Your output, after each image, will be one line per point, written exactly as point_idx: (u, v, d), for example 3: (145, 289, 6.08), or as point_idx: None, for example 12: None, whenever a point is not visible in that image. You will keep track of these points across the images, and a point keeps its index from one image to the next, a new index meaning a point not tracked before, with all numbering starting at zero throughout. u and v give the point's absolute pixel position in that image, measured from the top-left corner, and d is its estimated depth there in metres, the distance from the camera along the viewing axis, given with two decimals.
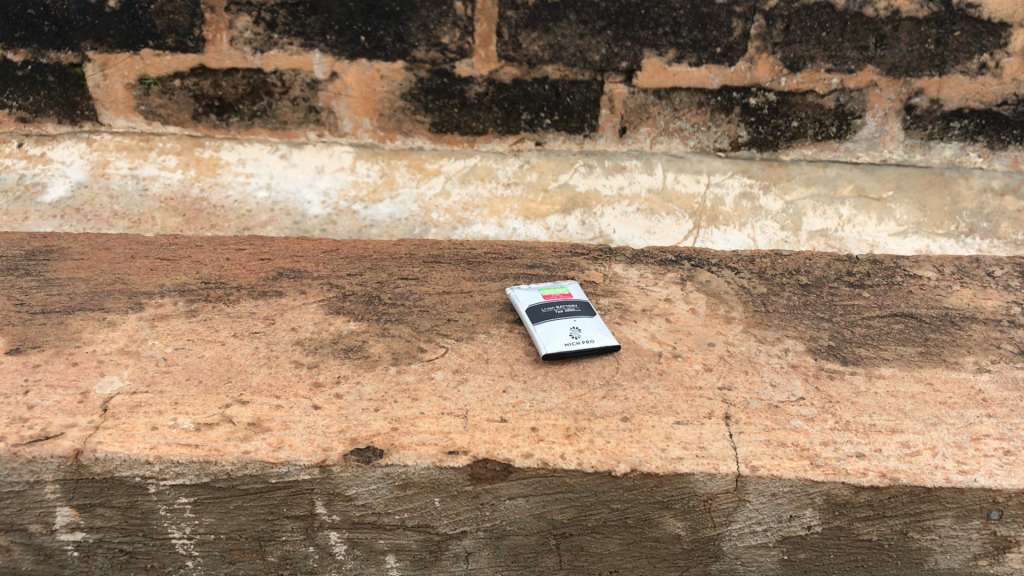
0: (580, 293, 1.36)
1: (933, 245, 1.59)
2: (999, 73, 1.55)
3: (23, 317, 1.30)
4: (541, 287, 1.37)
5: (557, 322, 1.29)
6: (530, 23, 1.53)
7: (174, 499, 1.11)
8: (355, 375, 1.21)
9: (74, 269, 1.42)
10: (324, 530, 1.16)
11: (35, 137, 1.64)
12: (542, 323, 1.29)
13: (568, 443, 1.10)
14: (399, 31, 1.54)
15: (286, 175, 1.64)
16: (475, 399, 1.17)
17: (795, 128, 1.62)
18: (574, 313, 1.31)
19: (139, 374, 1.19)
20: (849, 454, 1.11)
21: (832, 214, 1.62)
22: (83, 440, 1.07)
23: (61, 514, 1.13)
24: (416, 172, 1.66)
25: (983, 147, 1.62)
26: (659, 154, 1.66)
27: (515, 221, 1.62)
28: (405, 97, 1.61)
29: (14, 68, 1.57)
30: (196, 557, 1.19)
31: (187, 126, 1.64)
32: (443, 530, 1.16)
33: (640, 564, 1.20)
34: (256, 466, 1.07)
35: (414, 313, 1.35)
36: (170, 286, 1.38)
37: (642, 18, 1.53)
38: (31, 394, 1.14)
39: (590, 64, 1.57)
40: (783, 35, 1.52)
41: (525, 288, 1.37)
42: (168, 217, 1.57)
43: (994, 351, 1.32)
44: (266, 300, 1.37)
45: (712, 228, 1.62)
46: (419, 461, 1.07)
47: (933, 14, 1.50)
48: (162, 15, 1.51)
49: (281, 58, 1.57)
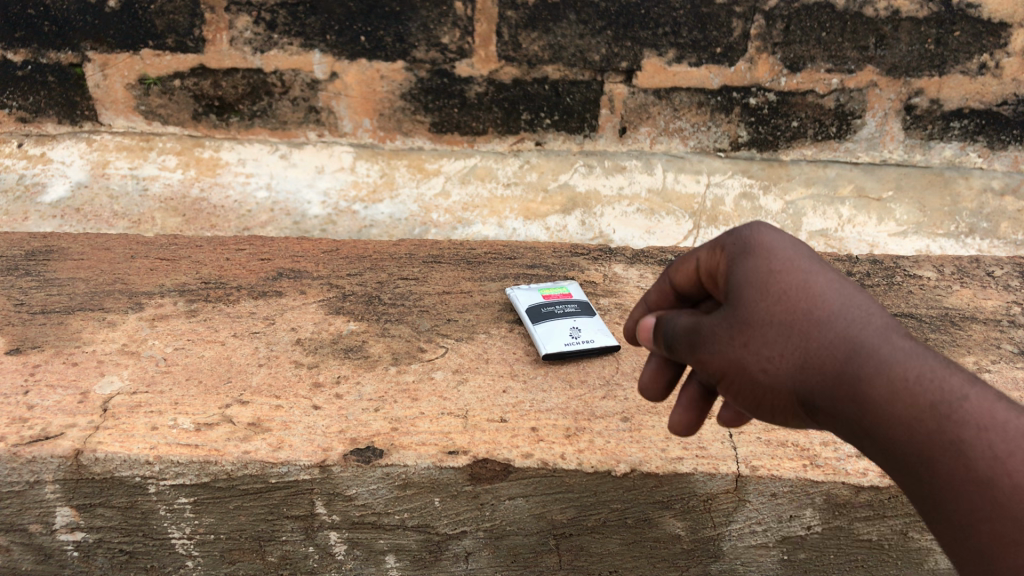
0: (581, 293, 1.36)
1: (933, 245, 1.58)
2: (999, 74, 1.55)
3: (23, 318, 1.30)
4: (541, 287, 1.37)
5: (557, 322, 1.29)
6: (530, 23, 1.52)
7: (174, 499, 1.11)
8: (356, 375, 1.21)
9: (74, 269, 1.42)
10: (324, 530, 1.16)
11: (36, 137, 1.65)
12: (542, 323, 1.29)
13: (568, 442, 1.10)
14: (399, 31, 1.54)
15: (286, 176, 1.64)
16: (476, 399, 1.17)
17: (795, 128, 1.63)
18: (573, 313, 1.31)
19: (139, 374, 1.19)
20: (849, 454, 1.11)
21: (832, 213, 1.61)
22: (83, 440, 1.07)
23: (62, 514, 1.13)
24: (416, 172, 1.66)
25: (983, 147, 1.63)
26: (659, 154, 1.67)
27: (516, 221, 1.62)
28: (405, 97, 1.62)
29: (14, 68, 1.57)
30: (195, 558, 1.20)
31: (187, 126, 1.65)
32: (443, 530, 1.16)
33: (640, 565, 1.20)
34: (256, 466, 1.07)
35: (414, 313, 1.35)
36: (170, 286, 1.38)
37: (642, 18, 1.52)
38: (31, 394, 1.14)
39: (590, 64, 1.57)
40: (783, 35, 1.52)
41: (525, 288, 1.37)
42: (168, 217, 1.57)
43: (994, 351, 1.32)
44: (266, 300, 1.37)
45: (712, 228, 1.61)
46: (419, 461, 1.07)
47: (933, 14, 1.49)
48: (162, 16, 1.51)
49: (281, 58, 1.57)
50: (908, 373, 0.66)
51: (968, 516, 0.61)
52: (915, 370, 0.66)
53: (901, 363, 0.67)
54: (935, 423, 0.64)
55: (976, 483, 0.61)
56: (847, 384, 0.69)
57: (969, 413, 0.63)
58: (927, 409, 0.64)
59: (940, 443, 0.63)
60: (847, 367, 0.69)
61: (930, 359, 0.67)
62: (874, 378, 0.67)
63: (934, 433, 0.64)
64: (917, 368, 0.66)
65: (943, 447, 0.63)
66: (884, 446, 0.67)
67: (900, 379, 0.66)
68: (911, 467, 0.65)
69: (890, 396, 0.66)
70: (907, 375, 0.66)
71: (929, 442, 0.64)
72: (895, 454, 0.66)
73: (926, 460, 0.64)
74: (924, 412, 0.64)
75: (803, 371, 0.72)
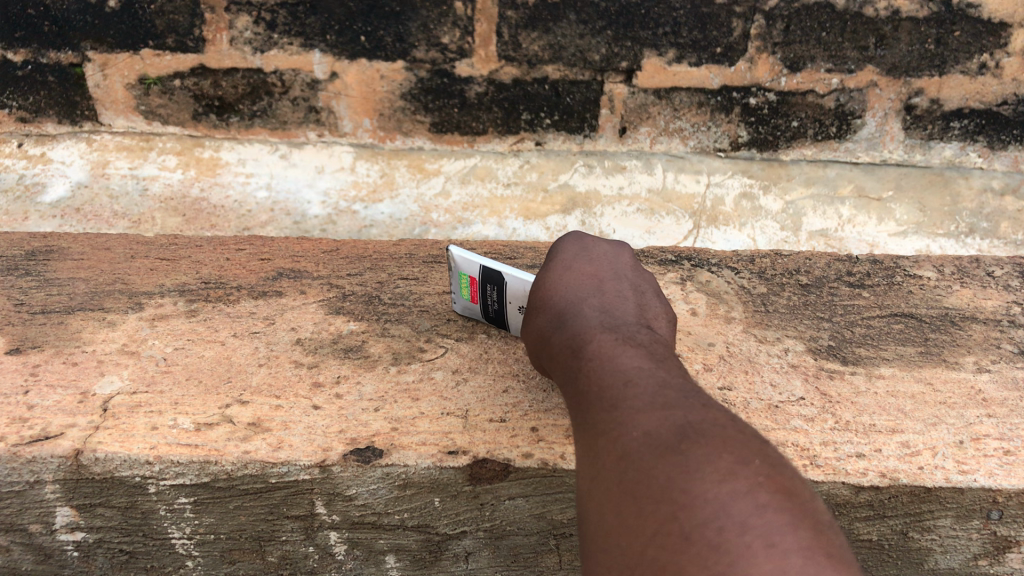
0: (468, 263, 1.24)
1: (932, 245, 1.58)
2: (999, 74, 1.55)
3: (23, 317, 1.29)
4: (461, 294, 1.31)
5: (511, 312, 1.26)
6: (530, 23, 1.52)
7: (174, 499, 1.11)
8: (356, 375, 1.20)
9: (73, 269, 1.41)
10: (324, 531, 1.16)
11: (35, 137, 1.65)
12: (505, 320, 1.28)
13: (568, 442, 1.10)
14: (399, 31, 1.54)
15: (286, 175, 1.64)
16: (476, 399, 1.17)
17: (795, 128, 1.63)
18: (504, 296, 1.25)
19: (139, 374, 1.19)
20: (849, 454, 1.11)
21: (832, 213, 1.62)
22: (83, 440, 1.07)
23: (61, 514, 1.13)
24: (416, 172, 1.67)
25: (983, 147, 1.63)
26: (659, 154, 1.68)
27: (515, 221, 1.62)
28: (405, 97, 1.62)
29: (14, 68, 1.57)
30: (195, 557, 1.21)
31: (187, 126, 1.66)
32: (443, 530, 1.16)
33: None
34: (256, 466, 1.07)
35: (414, 313, 1.35)
36: (170, 286, 1.38)
37: (642, 18, 1.51)
38: (31, 394, 1.14)
39: (590, 64, 1.57)
40: (783, 35, 1.52)
41: (458, 303, 1.33)
42: (168, 217, 1.57)
43: (994, 350, 1.32)
44: (266, 300, 1.37)
45: (712, 228, 1.62)
46: (419, 461, 1.07)
47: (933, 14, 1.49)
48: (162, 15, 1.50)
49: (281, 58, 1.57)
50: (633, 434, 0.74)
51: (628, 567, 0.66)
52: (642, 431, 0.74)
53: (631, 418, 0.76)
54: (642, 472, 0.70)
55: (661, 544, 0.64)
56: (589, 427, 0.80)
57: (667, 471, 0.69)
58: (646, 462, 0.71)
59: (660, 509, 0.66)
60: (588, 402, 0.83)
61: (653, 408, 0.76)
62: (611, 427, 0.77)
63: (644, 483, 0.69)
64: (643, 427, 0.74)
65: (644, 505, 0.68)
66: (599, 497, 0.73)
67: (627, 436, 0.74)
68: (603, 529, 0.70)
69: (606, 435, 0.77)
70: (626, 415, 0.77)
71: (633, 500, 0.69)
72: (589, 490, 0.75)
73: (632, 513, 0.68)
74: (632, 464, 0.72)
75: (572, 393, 0.89)
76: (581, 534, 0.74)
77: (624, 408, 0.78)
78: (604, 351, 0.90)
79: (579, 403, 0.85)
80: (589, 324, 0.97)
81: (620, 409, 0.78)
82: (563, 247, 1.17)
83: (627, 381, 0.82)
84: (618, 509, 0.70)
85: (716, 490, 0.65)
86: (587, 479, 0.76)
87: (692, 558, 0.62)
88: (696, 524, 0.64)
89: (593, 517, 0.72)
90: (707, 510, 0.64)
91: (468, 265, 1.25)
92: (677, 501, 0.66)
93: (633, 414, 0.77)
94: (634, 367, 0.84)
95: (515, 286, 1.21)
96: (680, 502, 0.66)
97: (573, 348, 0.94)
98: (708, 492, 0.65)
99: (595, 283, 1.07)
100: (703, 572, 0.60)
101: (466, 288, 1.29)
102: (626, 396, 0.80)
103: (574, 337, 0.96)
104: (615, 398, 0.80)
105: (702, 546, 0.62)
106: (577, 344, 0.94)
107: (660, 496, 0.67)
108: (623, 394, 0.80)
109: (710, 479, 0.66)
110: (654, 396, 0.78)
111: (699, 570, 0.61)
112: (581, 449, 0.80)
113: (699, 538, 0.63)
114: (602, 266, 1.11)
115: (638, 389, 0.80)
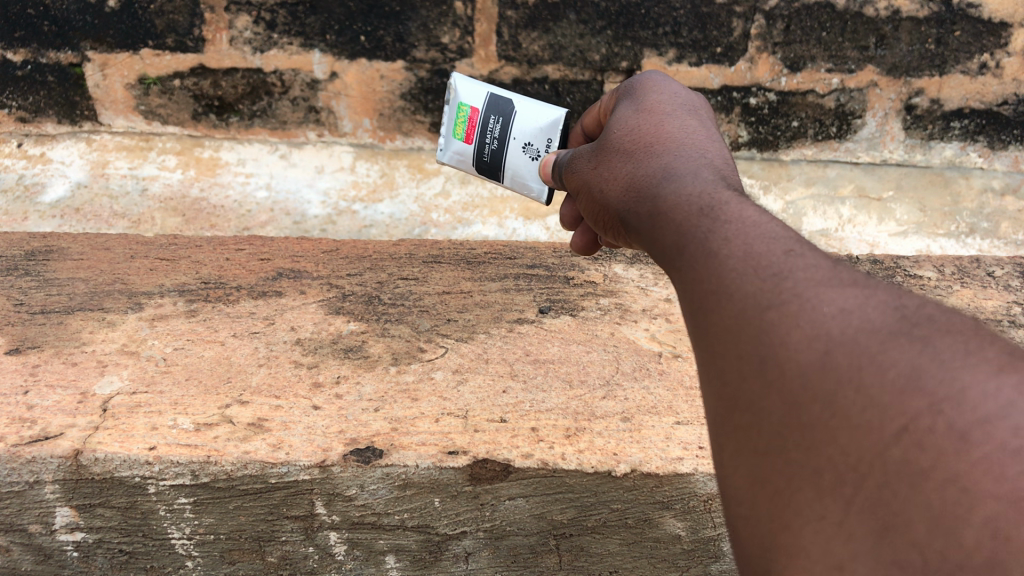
0: (475, 92, 1.36)
1: (932, 246, 1.57)
2: (999, 73, 1.55)
3: (23, 317, 1.29)
4: (455, 133, 1.39)
5: (510, 149, 1.34)
6: (530, 23, 1.52)
7: (174, 499, 1.11)
8: (356, 375, 1.20)
9: (73, 269, 1.41)
10: (324, 530, 1.16)
11: (35, 137, 1.65)
12: (501, 163, 1.35)
13: (568, 442, 1.10)
14: (399, 31, 1.54)
15: (286, 175, 1.64)
16: (476, 399, 1.17)
17: (795, 128, 1.63)
18: (505, 130, 1.34)
19: (139, 374, 1.19)
20: None
21: (832, 214, 1.61)
22: (83, 440, 1.07)
23: (61, 514, 1.13)
24: (416, 172, 1.67)
25: (983, 147, 1.63)
26: None
27: (516, 221, 1.63)
28: (405, 97, 1.62)
29: (14, 68, 1.57)
30: (195, 557, 1.20)
31: (187, 126, 1.65)
32: (443, 530, 1.16)
33: (640, 564, 1.20)
34: (256, 466, 1.06)
35: (414, 313, 1.35)
36: (170, 286, 1.38)
37: (642, 18, 1.51)
38: (30, 394, 1.14)
39: (590, 64, 1.56)
40: (783, 35, 1.52)
41: (450, 148, 1.40)
42: (168, 217, 1.57)
43: None
44: (266, 300, 1.36)
45: None
46: (420, 461, 1.06)
47: (933, 14, 1.49)
48: (162, 15, 1.51)
49: (281, 58, 1.57)
50: (824, 308, 0.53)
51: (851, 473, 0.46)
52: (836, 304, 0.53)
53: (817, 291, 0.54)
54: (862, 356, 0.49)
55: (913, 444, 0.44)
56: (726, 294, 0.58)
57: (904, 356, 0.48)
58: (860, 344, 0.50)
59: (907, 403, 0.46)
60: (717, 262, 0.61)
61: (844, 283, 0.55)
62: (775, 294, 0.55)
63: (864, 368, 0.48)
64: (837, 302, 0.53)
65: (877, 395, 0.47)
66: (771, 385, 0.52)
67: (814, 312, 0.53)
68: (790, 427, 0.50)
69: (770, 303, 0.55)
70: (800, 286, 0.55)
71: (851, 388, 0.48)
72: (747, 372, 0.54)
73: (852, 403, 0.48)
74: (838, 346, 0.50)
75: (680, 258, 0.67)
76: (731, 432, 0.55)
77: (794, 277, 0.56)
78: (736, 211, 0.67)
79: (696, 268, 0.63)
80: (705, 183, 0.76)
81: (791, 278, 0.56)
82: (637, 125, 0.99)
83: (783, 246, 0.60)
84: (823, 403, 0.49)
85: (994, 380, 0.45)
86: (738, 361, 0.55)
87: (975, 466, 0.42)
88: (979, 422, 0.43)
89: (758, 410, 0.53)
90: (985, 403, 0.44)
91: (473, 96, 1.37)
92: (933, 392, 0.45)
93: (812, 285, 0.55)
94: (791, 234, 0.63)
95: (522, 114, 1.32)
96: (937, 394, 0.45)
97: (679, 213, 0.72)
98: (981, 381, 0.45)
99: (690, 151, 0.88)
100: (999, 488, 0.41)
101: (463, 123, 1.38)
102: (791, 266, 0.57)
103: (681, 202, 0.74)
104: (777, 263, 0.58)
105: (992, 450, 0.42)
106: (687, 208, 0.71)
107: (895, 384, 0.47)
108: (785, 261, 0.58)
109: (980, 366, 0.46)
110: (835, 270, 0.57)
111: (992, 484, 0.41)
112: (713, 325, 0.59)
113: (990, 442, 0.42)
114: (693, 137, 0.92)
115: (808, 260, 0.58)
